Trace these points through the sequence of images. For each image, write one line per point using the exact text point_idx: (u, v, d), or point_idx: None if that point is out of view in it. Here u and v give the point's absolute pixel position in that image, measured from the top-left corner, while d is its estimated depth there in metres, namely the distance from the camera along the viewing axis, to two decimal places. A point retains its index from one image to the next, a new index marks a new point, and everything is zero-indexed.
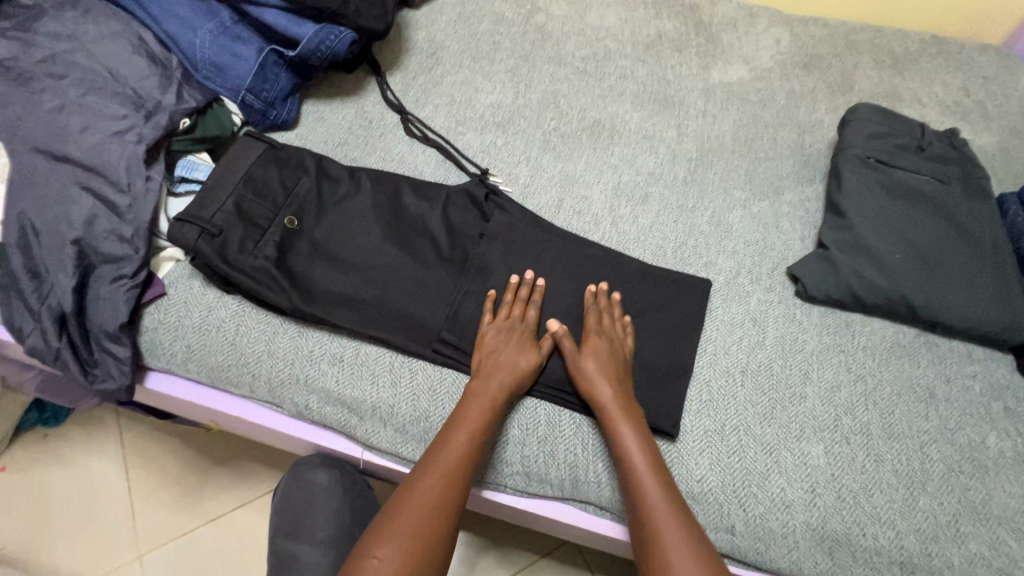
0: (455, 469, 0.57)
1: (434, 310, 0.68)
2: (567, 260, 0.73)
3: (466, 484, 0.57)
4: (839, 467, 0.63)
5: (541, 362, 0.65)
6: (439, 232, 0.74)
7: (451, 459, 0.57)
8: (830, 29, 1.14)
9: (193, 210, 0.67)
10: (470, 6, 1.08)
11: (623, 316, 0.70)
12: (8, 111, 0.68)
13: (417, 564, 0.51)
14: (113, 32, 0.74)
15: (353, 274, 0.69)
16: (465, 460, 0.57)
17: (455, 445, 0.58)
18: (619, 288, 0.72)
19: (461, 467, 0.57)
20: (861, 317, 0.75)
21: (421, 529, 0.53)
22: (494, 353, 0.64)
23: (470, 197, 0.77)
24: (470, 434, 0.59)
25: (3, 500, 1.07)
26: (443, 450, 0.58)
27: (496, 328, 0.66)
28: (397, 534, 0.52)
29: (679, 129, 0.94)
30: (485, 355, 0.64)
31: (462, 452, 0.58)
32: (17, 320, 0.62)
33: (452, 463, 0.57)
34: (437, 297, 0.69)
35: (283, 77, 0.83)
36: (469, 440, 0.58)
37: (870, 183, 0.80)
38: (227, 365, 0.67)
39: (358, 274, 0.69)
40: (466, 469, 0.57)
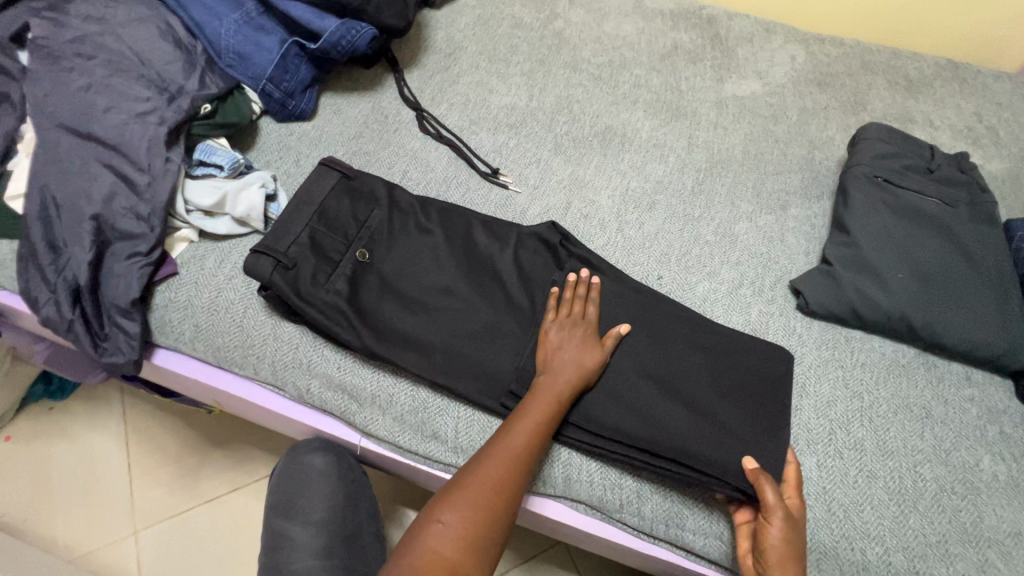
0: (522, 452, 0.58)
1: (502, 358, 0.66)
2: (636, 308, 0.71)
3: (527, 469, 0.58)
4: (831, 481, 0.64)
5: (604, 361, 0.65)
6: (509, 279, 0.72)
7: (516, 444, 0.58)
8: (846, 49, 1.15)
9: (269, 242, 0.67)
10: (490, 10, 1.10)
11: (700, 378, 0.67)
12: (38, 87, 0.70)
13: (474, 537, 0.53)
14: (142, 17, 0.76)
15: (421, 316, 0.68)
16: (530, 449, 0.58)
17: (520, 431, 0.58)
18: (696, 349, 0.68)
19: (525, 455, 0.58)
20: (861, 334, 0.75)
21: (489, 508, 0.54)
22: (560, 354, 0.64)
23: (543, 245, 0.75)
24: (536, 423, 0.59)
25: (5, 468, 1.09)
26: (509, 434, 0.58)
27: (558, 324, 0.66)
28: (463, 504, 0.54)
29: (689, 139, 0.95)
30: (551, 355, 0.64)
31: (526, 439, 0.58)
32: (33, 290, 0.64)
33: (519, 449, 0.58)
34: (502, 348, 0.67)
35: (304, 69, 0.85)
36: (535, 430, 0.59)
37: (877, 202, 0.80)
38: (233, 346, 0.69)
39: (427, 316, 0.68)
40: (529, 458, 0.58)
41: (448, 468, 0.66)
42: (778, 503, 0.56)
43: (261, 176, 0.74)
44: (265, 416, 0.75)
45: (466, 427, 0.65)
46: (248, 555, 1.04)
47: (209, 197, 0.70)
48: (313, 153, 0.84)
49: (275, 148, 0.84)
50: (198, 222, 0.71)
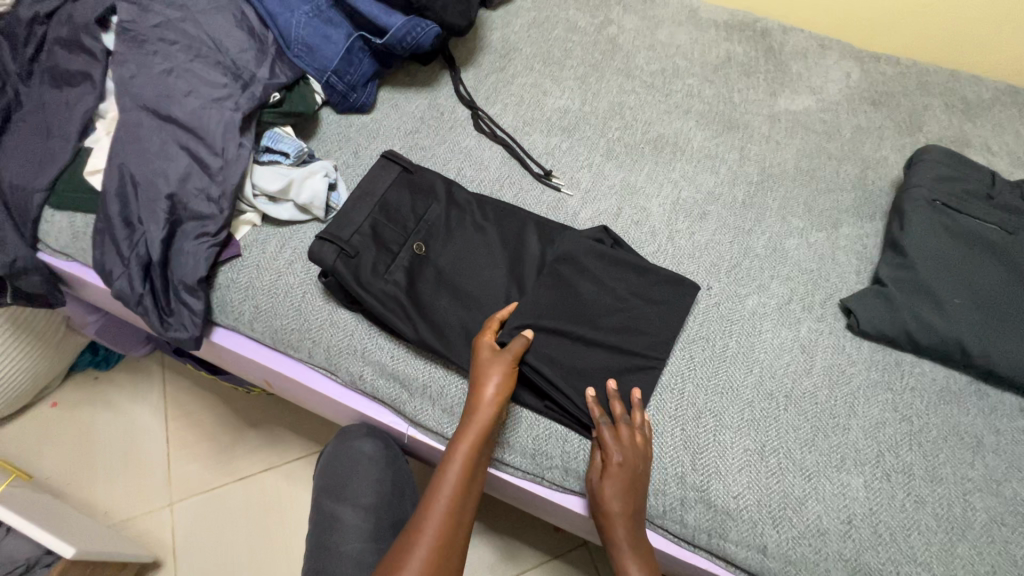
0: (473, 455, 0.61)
1: (548, 359, 0.67)
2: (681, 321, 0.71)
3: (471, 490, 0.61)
4: (878, 503, 0.63)
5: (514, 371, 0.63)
6: (559, 278, 0.71)
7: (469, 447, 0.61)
8: (902, 68, 1.13)
9: (333, 230, 0.69)
10: (546, 13, 1.11)
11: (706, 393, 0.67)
12: (123, 69, 0.73)
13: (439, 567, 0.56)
14: (220, 6, 0.79)
15: (475, 313, 0.69)
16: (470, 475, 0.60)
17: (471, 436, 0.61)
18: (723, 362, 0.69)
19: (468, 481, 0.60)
20: (912, 357, 0.74)
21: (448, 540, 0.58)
22: (614, 484, 0.60)
23: (595, 247, 0.74)
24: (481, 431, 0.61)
25: (52, 432, 1.13)
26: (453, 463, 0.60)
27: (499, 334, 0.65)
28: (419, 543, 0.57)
29: (741, 152, 0.95)
30: (609, 483, 0.60)
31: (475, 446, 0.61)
32: (108, 263, 0.67)
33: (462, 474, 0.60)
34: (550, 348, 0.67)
35: (366, 62, 0.86)
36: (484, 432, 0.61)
37: (933, 225, 0.79)
38: (290, 329, 0.71)
39: (480, 311, 0.69)
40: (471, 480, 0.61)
41: (492, 462, 0.67)
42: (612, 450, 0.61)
43: (325, 165, 0.76)
44: (315, 400, 0.77)
45: (512, 422, 0.67)
46: (278, 535, 1.06)
47: (275, 183, 0.72)
48: (371, 145, 0.86)
49: (334, 139, 0.86)
50: (263, 206, 0.73)
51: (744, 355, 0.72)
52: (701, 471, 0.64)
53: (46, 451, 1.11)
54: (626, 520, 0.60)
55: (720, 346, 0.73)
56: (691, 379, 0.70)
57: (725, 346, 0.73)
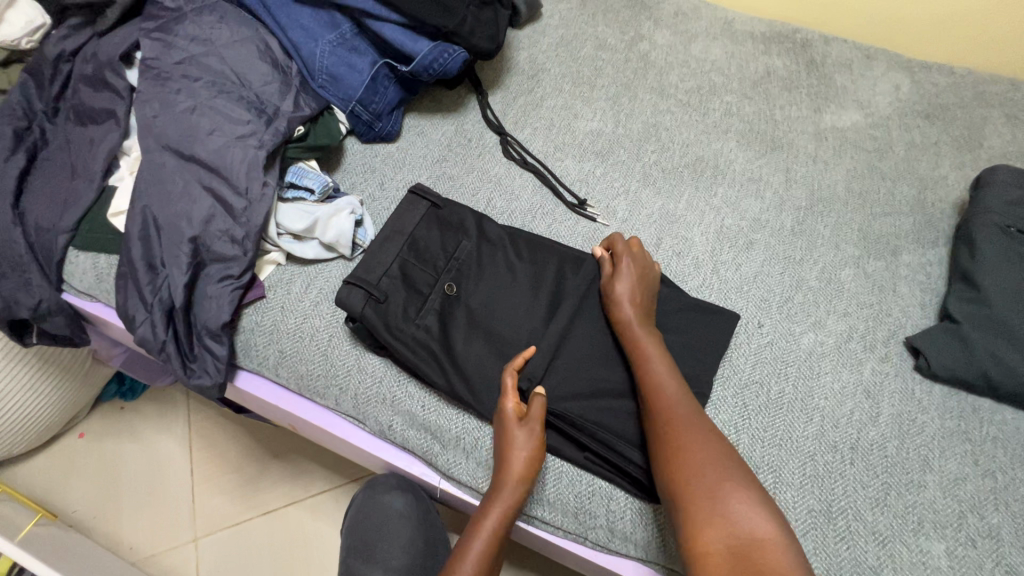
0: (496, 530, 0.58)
1: (589, 408, 0.62)
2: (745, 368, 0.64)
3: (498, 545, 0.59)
4: (963, 573, 0.57)
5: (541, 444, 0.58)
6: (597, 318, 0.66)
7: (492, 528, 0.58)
8: (955, 78, 1.06)
9: (360, 273, 0.66)
10: (574, 30, 1.08)
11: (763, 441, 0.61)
12: (146, 108, 0.71)
13: None
14: (244, 38, 0.76)
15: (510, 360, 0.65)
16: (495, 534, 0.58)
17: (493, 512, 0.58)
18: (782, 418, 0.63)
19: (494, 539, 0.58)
20: (990, 402, 0.68)
21: None
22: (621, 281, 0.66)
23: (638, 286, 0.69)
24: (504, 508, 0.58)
25: (79, 464, 1.12)
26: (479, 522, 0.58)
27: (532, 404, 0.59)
28: None
29: (787, 174, 0.89)
30: (616, 284, 0.66)
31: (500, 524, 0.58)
32: (131, 309, 0.65)
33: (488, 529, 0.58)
34: (591, 400, 0.63)
35: (392, 90, 0.83)
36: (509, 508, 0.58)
37: (1010, 255, 0.72)
38: (316, 375, 0.67)
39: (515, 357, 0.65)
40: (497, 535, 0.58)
41: (531, 520, 0.63)
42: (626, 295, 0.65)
43: (351, 201, 0.73)
44: (341, 446, 0.73)
45: (552, 477, 0.62)
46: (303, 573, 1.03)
47: (300, 221, 0.70)
48: (397, 176, 0.83)
49: (359, 170, 0.83)
50: (287, 245, 0.70)
51: (803, 403, 0.66)
52: None
53: (73, 484, 1.10)
54: (673, 401, 0.57)
55: (775, 392, 0.67)
56: (746, 431, 0.64)
57: (781, 391, 0.67)
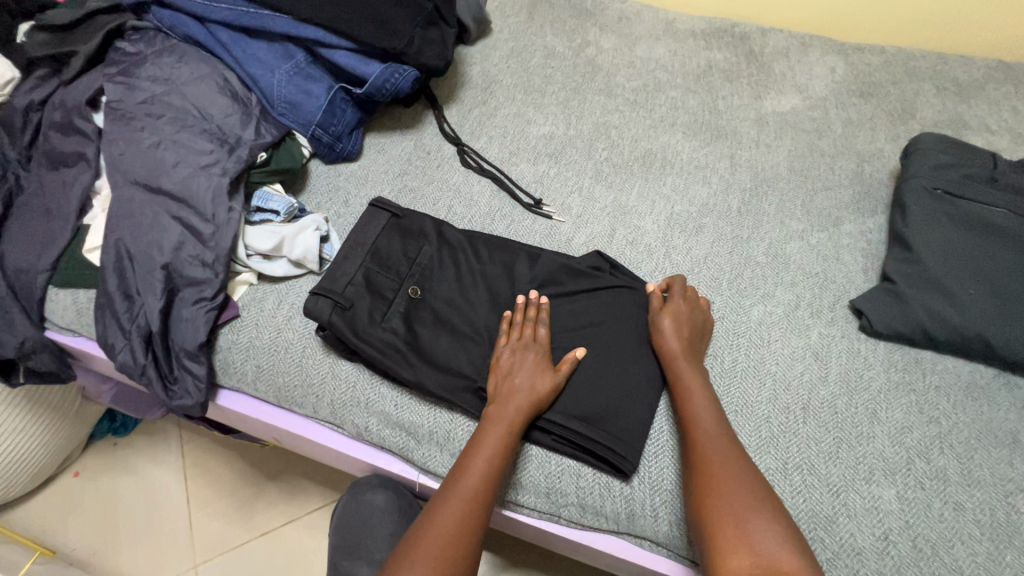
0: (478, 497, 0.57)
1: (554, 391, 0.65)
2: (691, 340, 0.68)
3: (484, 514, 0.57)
4: (913, 514, 0.60)
5: (559, 386, 0.64)
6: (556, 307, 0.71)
7: (478, 475, 0.58)
8: (887, 57, 1.12)
9: (325, 283, 0.70)
10: (523, 42, 1.13)
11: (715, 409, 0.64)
12: (113, 147, 0.75)
13: None
14: (203, 75, 0.81)
15: (475, 352, 0.68)
16: (478, 495, 0.57)
17: (475, 469, 0.58)
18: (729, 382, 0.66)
19: (474, 502, 0.57)
20: (931, 354, 0.72)
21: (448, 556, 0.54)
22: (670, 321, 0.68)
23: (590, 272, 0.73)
24: (487, 465, 0.59)
25: (75, 503, 1.14)
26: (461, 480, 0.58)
27: (509, 349, 0.66)
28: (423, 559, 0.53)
29: (731, 159, 0.94)
30: (664, 324, 0.68)
31: (478, 489, 0.58)
32: (111, 337, 0.68)
33: (471, 491, 0.57)
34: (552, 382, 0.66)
35: (349, 112, 0.88)
36: (487, 474, 0.58)
37: (938, 216, 0.77)
38: (293, 386, 0.71)
39: (478, 350, 0.68)
40: (485, 498, 0.57)
41: (507, 504, 0.66)
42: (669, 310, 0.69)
43: (316, 219, 0.76)
44: (325, 453, 0.76)
45: (522, 461, 0.65)
46: None
47: (267, 241, 0.73)
48: (360, 192, 0.87)
49: (324, 190, 0.87)
50: (257, 265, 0.74)
51: (755, 369, 0.70)
52: None
53: (71, 522, 1.12)
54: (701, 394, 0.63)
55: (729, 362, 0.71)
56: None
57: (733, 361, 0.71)
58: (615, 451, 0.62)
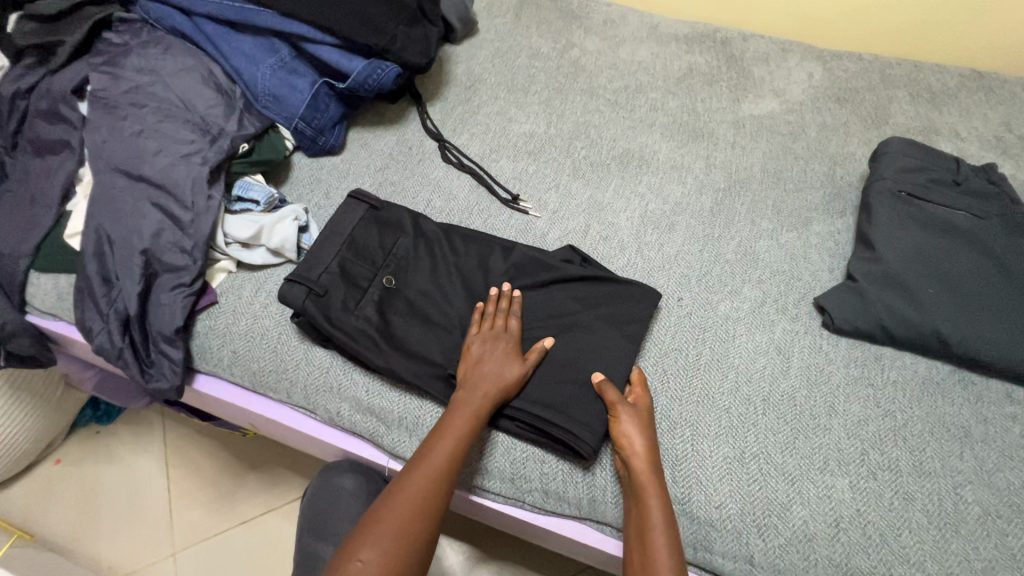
0: (439, 477, 0.59)
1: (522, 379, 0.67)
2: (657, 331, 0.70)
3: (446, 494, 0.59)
4: (865, 503, 0.62)
5: (526, 375, 0.66)
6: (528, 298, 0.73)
7: (442, 459, 0.60)
8: (864, 64, 1.15)
9: (302, 270, 0.71)
10: (508, 42, 1.15)
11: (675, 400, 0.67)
12: (96, 135, 0.76)
13: (401, 561, 0.54)
14: (187, 67, 0.83)
15: (447, 340, 0.70)
16: (440, 475, 0.59)
17: (440, 449, 0.60)
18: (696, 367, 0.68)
19: (436, 481, 0.59)
20: (891, 351, 0.74)
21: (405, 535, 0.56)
22: (629, 424, 0.63)
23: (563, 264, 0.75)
24: (452, 446, 0.60)
25: (56, 489, 1.15)
26: (424, 461, 0.59)
27: (481, 339, 0.67)
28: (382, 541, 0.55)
29: (707, 160, 0.96)
30: (632, 435, 0.62)
31: (440, 471, 0.59)
32: (89, 320, 0.70)
33: (433, 472, 0.59)
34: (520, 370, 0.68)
35: (333, 106, 0.89)
36: (452, 455, 0.60)
37: (901, 217, 0.79)
38: (268, 371, 0.72)
39: (451, 339, 0.70)
40: (447, 477, 0.59)
41: (474, 489, 0.67)
42: (618, 402, 0.63)
43: (295, 209, 0.78)
44: (299, 439, 0.78)
45: (488, 447, 0.67)
46: None
47: (245, 230, 0.75)
48: (341, 185, 0.89)
49: (306, 182, 0.89)
50: (236, 253, 0.75)
51: (719, 362, 0.72)
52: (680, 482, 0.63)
53: (51, 508, 1.13)
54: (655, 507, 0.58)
55: (694, 354, 0.73)
56: (666, 391, 0.69)
57: (699, 354, 0.73)
58: (577, 436, 0.63)
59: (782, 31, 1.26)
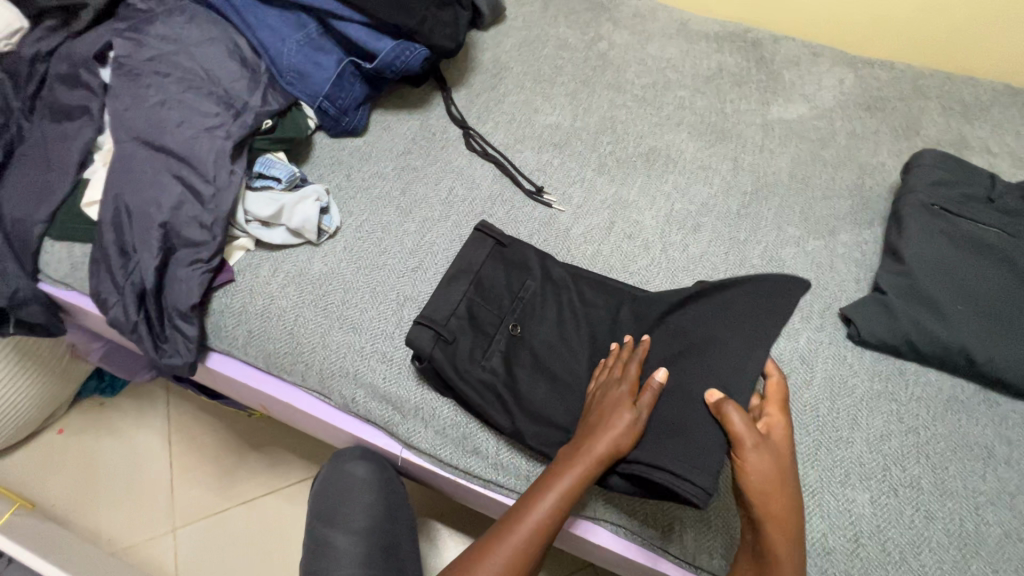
0: (538, 536, 0.57)
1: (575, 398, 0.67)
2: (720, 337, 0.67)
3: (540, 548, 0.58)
4: (885, 519, 0.61)
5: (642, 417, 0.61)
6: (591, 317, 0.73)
7: (540, 518, 0.57)
8: (896, 72, 1.13)
9: (429, 313, 0.69)
10: (536, 31, 1.13)
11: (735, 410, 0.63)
12: (118, 103, 0.75)
13: None
14: (212, 37, 0.80)
15: (547, 381, 0.68)
16: (538, 536, 0.57)
17: (541, 509, 0.57)
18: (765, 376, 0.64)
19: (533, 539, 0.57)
20: (916, 366, 0.73)
21: None
22: (759, 467, 0.58)
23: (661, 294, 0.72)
24: (555, 505, 0.57)
25: (58, 458, 1.14)
26: (525, 521, 0.57)
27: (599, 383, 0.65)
28: None
29: (734, 162, 0.95)
30: (756, 472, 0.57)
31: (556, 512, 0.58)
32: (104, 292, 0.68)
33: (534, 532, 0.57)
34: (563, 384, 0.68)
35: (357, 87, 0.88)
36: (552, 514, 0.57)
37: (931, 231, 0.77)
38: (283, 352, 0.71)
39: (507, 355, 0.69)
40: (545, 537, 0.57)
41: (489, 484, 0.67)
42: (744, 431, 0.58)
43: (317, 189, 0.76)
44: (311, 422, 0.77)
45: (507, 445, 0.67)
46: (279, 561, 1.06)
47: (267, 208, 0.73)
48: (363, 167, 0.87)
49: (327, 162, 0.87)
50: (255, 231, 0.74)
51: None
52: None
53: (52, 477, 1.12)
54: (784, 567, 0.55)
55: None
56: None
57: None
58: (683, 477, 0.58)
59: (813, 35, 1.23)
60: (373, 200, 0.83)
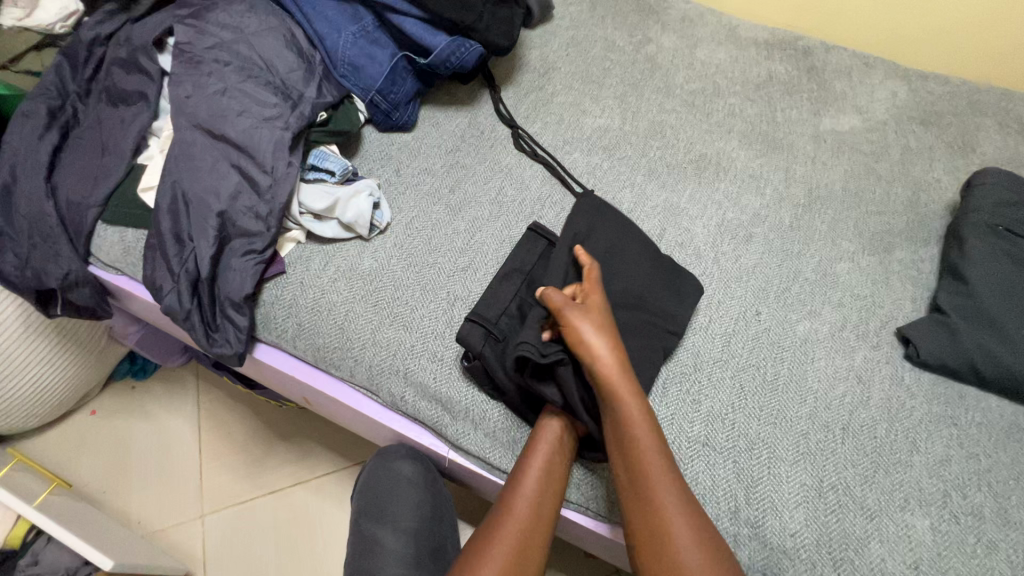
0: (531, 500, 0.60)
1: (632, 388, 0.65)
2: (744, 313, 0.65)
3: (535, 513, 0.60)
4: (946, 547, 0.60)
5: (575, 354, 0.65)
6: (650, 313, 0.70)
7: (529, 487, 0.60)
8: (951, 87, 1.10)
9: (480, 311, 0.68)
10: (583, 32, 1.12)
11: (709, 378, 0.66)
12: (178, 89, 0.74)
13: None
14: (271, 27, 0.80)
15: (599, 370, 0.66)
16: (532, 500, 0.60)
17: (528, 476, 0.60)
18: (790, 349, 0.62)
19: (531, 507, 0.60)
20: (975, 391, 0.71)
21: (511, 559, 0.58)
22: (578, 332, 0.61)
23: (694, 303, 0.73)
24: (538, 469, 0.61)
25: (90, 439, 1.15)
26: (514, 483, 0.61)
27: None
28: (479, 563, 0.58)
29: (786, 173, 0.93)
30: (582, 341, 0.61)
31: (537, 492, 0.60)
32: (159, 279, 0.68)
33: (527, 498, 0.60)
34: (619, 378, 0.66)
35: (409, 82, 0.87)
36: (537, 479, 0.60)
37: (996, 252, 0.75)
38: (332, 347, 0.70)
39: None
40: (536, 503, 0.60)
41: None
42: (560, 304, 0.62)
43: (369, 184, 0.76)
44: (354, 418, 0.77)
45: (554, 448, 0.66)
46: (306, 553, 1.06)
47: (321, 201, 0.73)
48: (412, 163, 0.86)
49: (377, 157, 0.87)
50: (308, 224, 0.74)
51: (798, 385, 0.70)
52: (754, 505, 0.61)
53: (84, 457, 1.13)
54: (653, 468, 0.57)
55: (770, 373, 0.70)
56: (742, 409, 0.67)
57: (776, 373, 0.70)
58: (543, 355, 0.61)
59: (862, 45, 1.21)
60: (423, 196, 0.83)
